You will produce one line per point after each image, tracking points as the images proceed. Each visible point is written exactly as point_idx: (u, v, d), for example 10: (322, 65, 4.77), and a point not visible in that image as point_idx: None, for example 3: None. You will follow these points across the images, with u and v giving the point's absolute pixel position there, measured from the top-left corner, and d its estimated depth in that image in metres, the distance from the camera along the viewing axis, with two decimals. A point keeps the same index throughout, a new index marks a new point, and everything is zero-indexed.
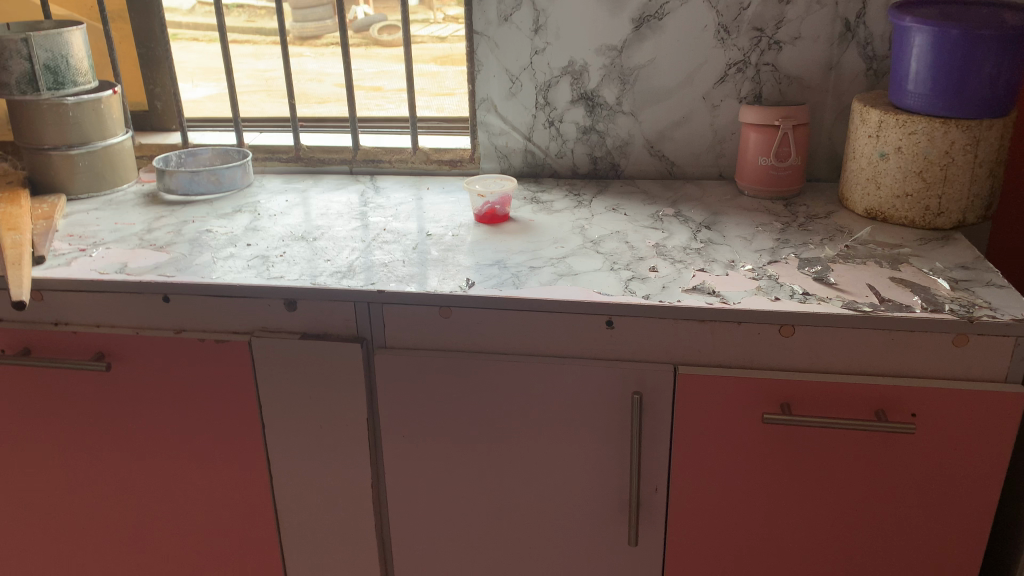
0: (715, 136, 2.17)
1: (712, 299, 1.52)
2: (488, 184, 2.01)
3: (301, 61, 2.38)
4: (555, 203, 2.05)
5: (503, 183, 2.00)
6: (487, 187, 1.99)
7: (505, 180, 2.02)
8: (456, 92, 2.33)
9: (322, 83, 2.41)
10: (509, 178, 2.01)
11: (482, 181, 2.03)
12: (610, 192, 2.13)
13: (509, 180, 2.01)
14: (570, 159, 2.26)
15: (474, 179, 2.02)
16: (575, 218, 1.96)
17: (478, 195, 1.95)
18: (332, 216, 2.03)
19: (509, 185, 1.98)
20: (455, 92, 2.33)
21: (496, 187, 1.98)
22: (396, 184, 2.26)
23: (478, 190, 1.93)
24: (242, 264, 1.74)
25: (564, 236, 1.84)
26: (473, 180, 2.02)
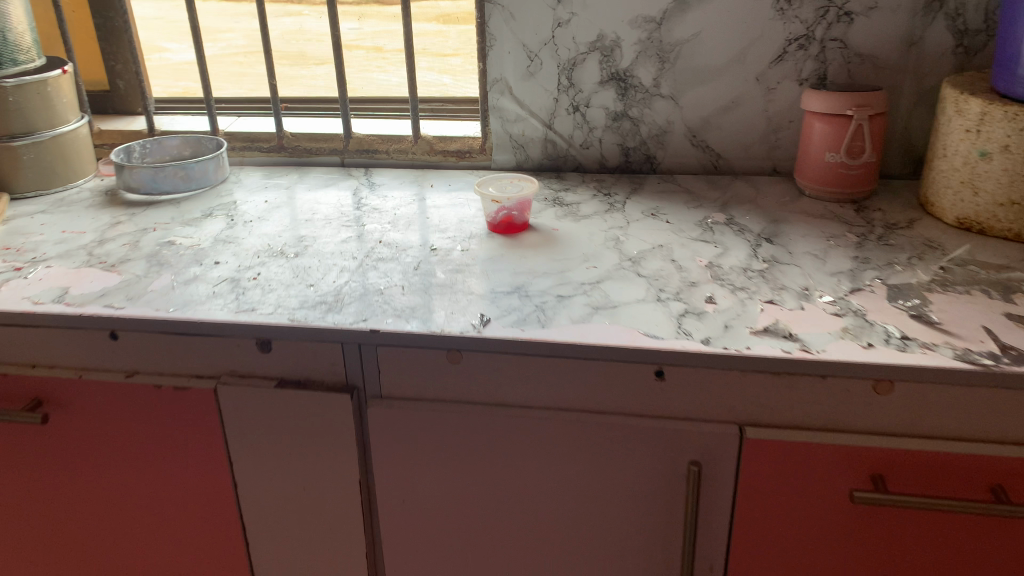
0: (769, 125, 1.85)
1: (789, 346, 1.22)
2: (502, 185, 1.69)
3: (300, 21, 2.00)
4: (583, 206, 1.74)
5: (524, 185, 1.68)
6: (502, 188, 1.66)
7: (524, 180, 1.69)
8: (460, 54, 1.97)
9: (322, 43, 2.02)
10: (529, 179, 1.68)
11: (496, 181, 1.71)
12: (646, 191, 1.81)
13: (529, 181, 1.68)
14: (598, 150, 1.94)
15: (487, 178, 1.69)
16: (608, 226, 1.65)
17: (489, 195, 1.63)
18: (317, 222, 1.72)
19: (530, 187, 1.66)
20: (460, 54, 1.97)
21: (514, 188, 1.66)
22: (395, 178, 1.95)
23: (491, 192, 1.60)
24: (207, 290, 1.43)
25: (597, 253, 1.53)
26: (486, 179, 1.70)
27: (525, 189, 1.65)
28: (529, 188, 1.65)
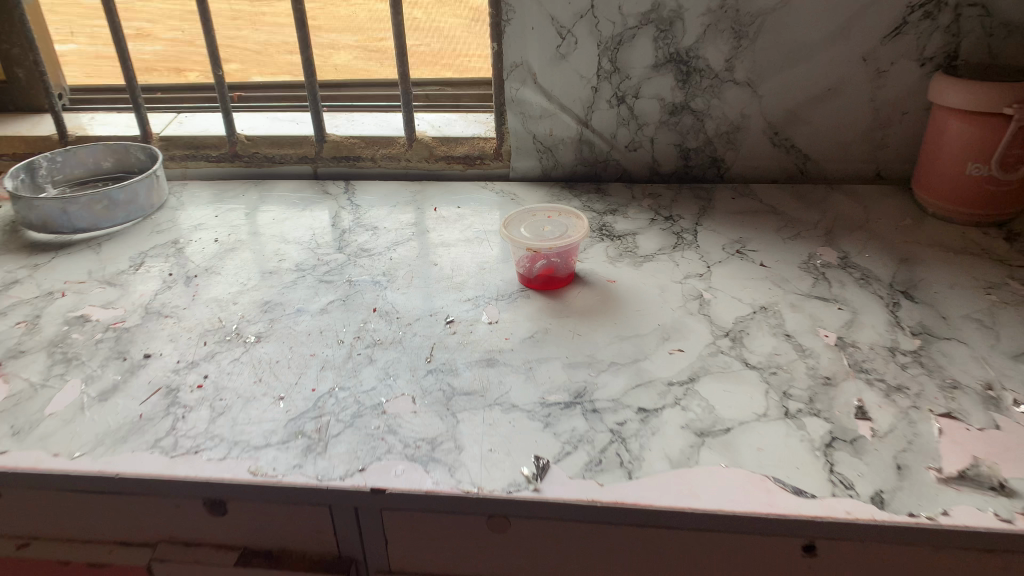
0: (875, 118, 1.41)
1: (1008, 509, 0.81)
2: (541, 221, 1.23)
3: None
4: (642, 241, 1.31)
5: (572, 221, 1.22)
6: (540, 227, 1.21)
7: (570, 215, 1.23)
8: None
9: None
10: (577, 213, 1.22)
11: (533, 213, 1.25)
12: (720, 212, 1.38)
13: (577, 216, 1.22)
14: (648, 153, 1.49)
15: (520, 209, 1.24)
16: (682, 273, 1.22)
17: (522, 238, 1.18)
18: (285, 273, 1.27)
19: (581, 226, 1.20)
20: None
21: (557, 228, 1.20)
22: (386, 195, 1.50)
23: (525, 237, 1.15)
24: (131, 412, 0.99)
25: (677, 325, 1.11)
26: (521, 211, 1.24)
27: (574, 230, 1.19)
28: (578, 229, 1.19)
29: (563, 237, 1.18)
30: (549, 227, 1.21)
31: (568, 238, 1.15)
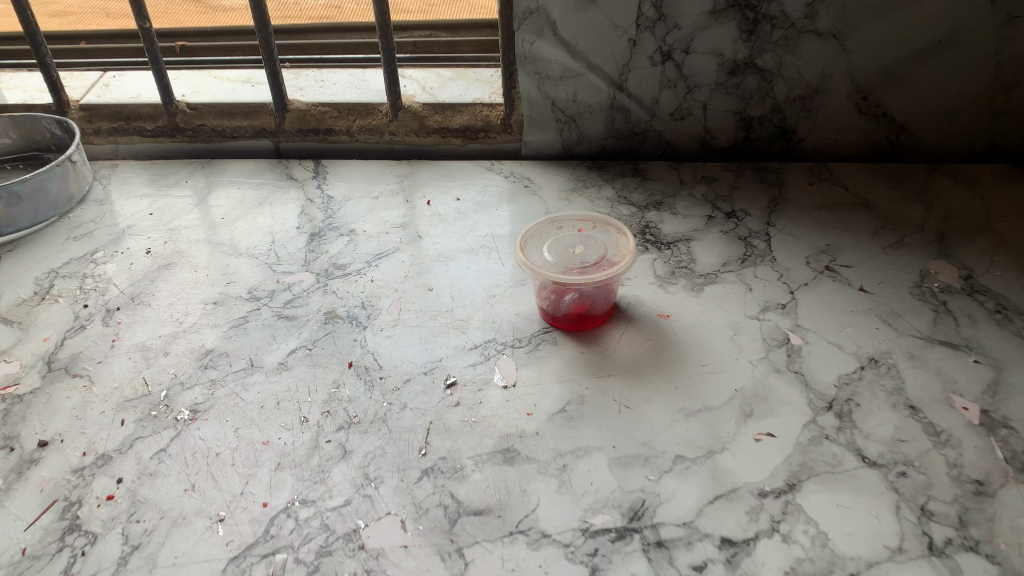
0: (999, 78, 1.07)
1: None
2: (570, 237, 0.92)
3: None
4: (699, 253, 1.00)
5: (612, 239, 0.91)
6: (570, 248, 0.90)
7: (608, 228, 0.92)
8: None
9: None
10: (618, 226, 0.91)
11: (559, 224, 0.94)
12: (796, 208, 1.07)
13: (618, 231, 0.91)
14: (699, 123, 1.16)
15: (542, 220, 0.93)
16: (757, 304, 0.92)
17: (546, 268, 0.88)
18: (234, 305, 0.97)
19: (624, 247, 0.89)
20: None
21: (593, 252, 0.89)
22: (366, 181, 1.18)
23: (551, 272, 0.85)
24: (12, 545, 0.71)
25: (760, 392, 0.82)
26: (542, 223, 0.93)
27: (614, 255, 0.88)
28: (621, 253, 0.88)
29: (601, 267, 0.87)
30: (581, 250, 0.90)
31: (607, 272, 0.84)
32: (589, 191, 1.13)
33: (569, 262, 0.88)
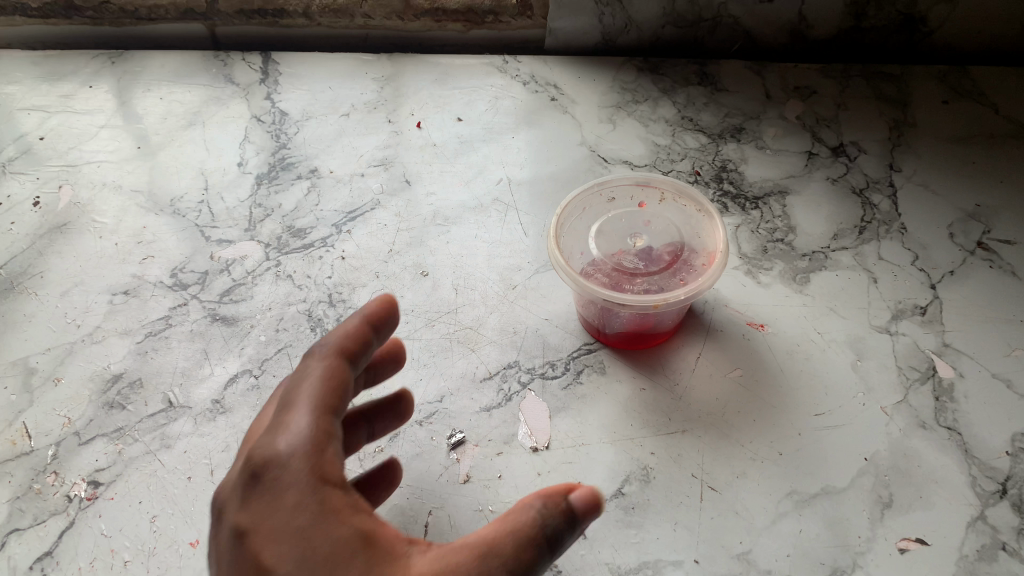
0: None
1: None
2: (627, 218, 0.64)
3: None
4: (797, 216, 0.72)
5: (689, 224, 0.63)
6: (630, 238, 0.63)
7: (683, 202, 0.64)
8: None
9: None
10: (699, 203, 0.62)
11: (609, 193, 0.65)
12: (926, 141, 0.77)
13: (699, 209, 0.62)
14: (794, 6, 0.81)
15: (586, 190, 0.64)
16: (885, 308, 0.66)
17: (598, 278, 0.60)
18: (151, 298, 0.69)
19: (709, 239, 0.61)
20: None
21: (663, 250, 0.62)
22: (332, 88, 0.86)
23: (609, 293, 0.57)
24: None
25: (900, 464, 0.58)
26: (585, 194, 0.64)
27: (696, 253, 0.61)
28: (707, 253, 0.60)
29: (679, 277, 0.60)
30: (647, 243, 0.62)
31: (691, 290, 0.57)
32: (639, 109, 0.82)
33: (630, 267, 0.61)
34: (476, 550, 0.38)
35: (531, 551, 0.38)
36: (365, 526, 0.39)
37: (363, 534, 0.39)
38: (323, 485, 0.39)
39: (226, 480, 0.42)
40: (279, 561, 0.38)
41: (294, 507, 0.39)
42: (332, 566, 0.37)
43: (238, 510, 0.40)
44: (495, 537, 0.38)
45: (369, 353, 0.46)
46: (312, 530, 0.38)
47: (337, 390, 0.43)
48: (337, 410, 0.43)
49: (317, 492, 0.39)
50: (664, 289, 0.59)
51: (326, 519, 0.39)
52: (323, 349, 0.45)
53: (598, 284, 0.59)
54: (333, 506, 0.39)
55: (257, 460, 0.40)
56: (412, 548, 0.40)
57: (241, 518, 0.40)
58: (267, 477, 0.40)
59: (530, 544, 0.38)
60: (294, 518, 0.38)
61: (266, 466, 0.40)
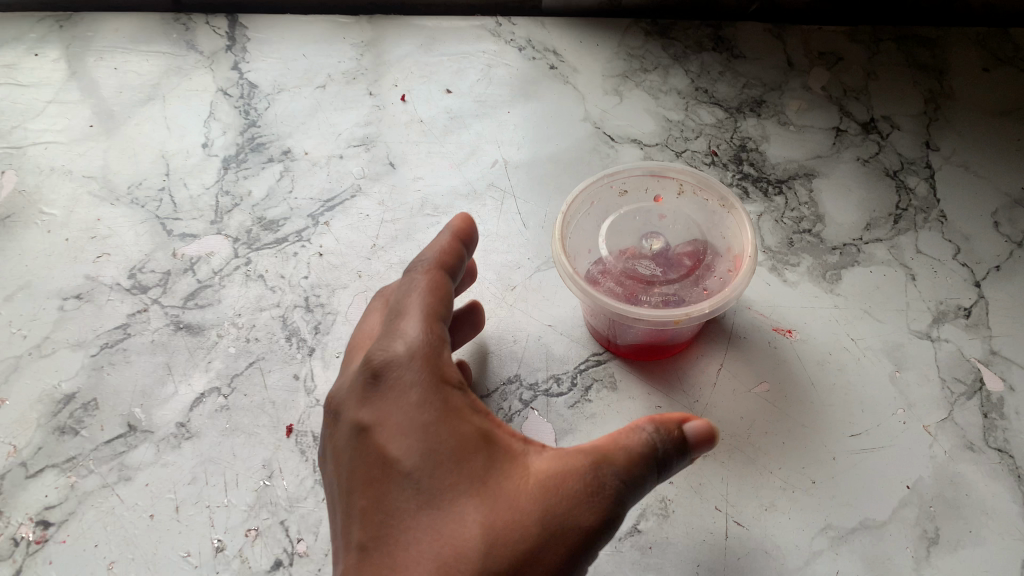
0: None
1: None
2: (643, 214, 0.57)
3: None
4: (826, 203, 0.65)
5: (712, 222, 0.56)
6: (644, 241, 0.56)
7: (705, 196, 0.56)
8: None
9: None
10: (724, 198, 0.55)
11: (621, 182, 0.57)
12: (965, 115, 0.70)
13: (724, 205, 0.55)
14: None
15: (595, 182, 0.56)
16: (925, 311, 0.59)
17: (610, 287, 0.54)
18: (107, 303, 0.62)
19: (735, 241, 0.54)
20: None
21: (684, 253, 0.55)
22: (307, 56, 0.77)
23: (625, 310, 0.51)
24: None
25: (946, 494, 0.52)
26: (594, 187, 0.56)
27: (721, 258, 0.54)
28: (734, 258, 0.53)
29: (702, 287, 0.53)
30: (665, 244, 0.55)
31: (719, 306, 0.50)
32: (648, 78, 0.74)
33: (647, 274, 0.54)
34: (593, 452, 0.39)
35: (649, 456, 0.39)
36: (485, 425, 0.41)
37: (483, 433, 0.41)
38: (441, 385, 0.41)
39: (341, 380, 0.44)
40: (404, 452, 0.40)
41: (419, 402, 0.40)
42: (455, 458, 0.39)
43: (357, 408, 0.42)
44: (611, 441, 0.40)
45: (464, 267, 0.48)
46: (435, 426, 0.40)
47: (444, 303, 0.45)
48: (444, 313, 0.45)
49: (439, 392, 0.41)
50: (686, 302, 0.53)
51: (447, 418, 0.40)
52: (422, 265, 0.46)
53: (611, 296, 0.53)
54: (453, 405, 0.41)
55: (374, 360, 0.42)
56: (530, 445, 0.41)
57: (361, 415, 0.42)
58: (388, 377, 0.41)
59: (644, 464, 0.39)
60: (416, 414, 0.40)
61: (386, 362, 0.42)
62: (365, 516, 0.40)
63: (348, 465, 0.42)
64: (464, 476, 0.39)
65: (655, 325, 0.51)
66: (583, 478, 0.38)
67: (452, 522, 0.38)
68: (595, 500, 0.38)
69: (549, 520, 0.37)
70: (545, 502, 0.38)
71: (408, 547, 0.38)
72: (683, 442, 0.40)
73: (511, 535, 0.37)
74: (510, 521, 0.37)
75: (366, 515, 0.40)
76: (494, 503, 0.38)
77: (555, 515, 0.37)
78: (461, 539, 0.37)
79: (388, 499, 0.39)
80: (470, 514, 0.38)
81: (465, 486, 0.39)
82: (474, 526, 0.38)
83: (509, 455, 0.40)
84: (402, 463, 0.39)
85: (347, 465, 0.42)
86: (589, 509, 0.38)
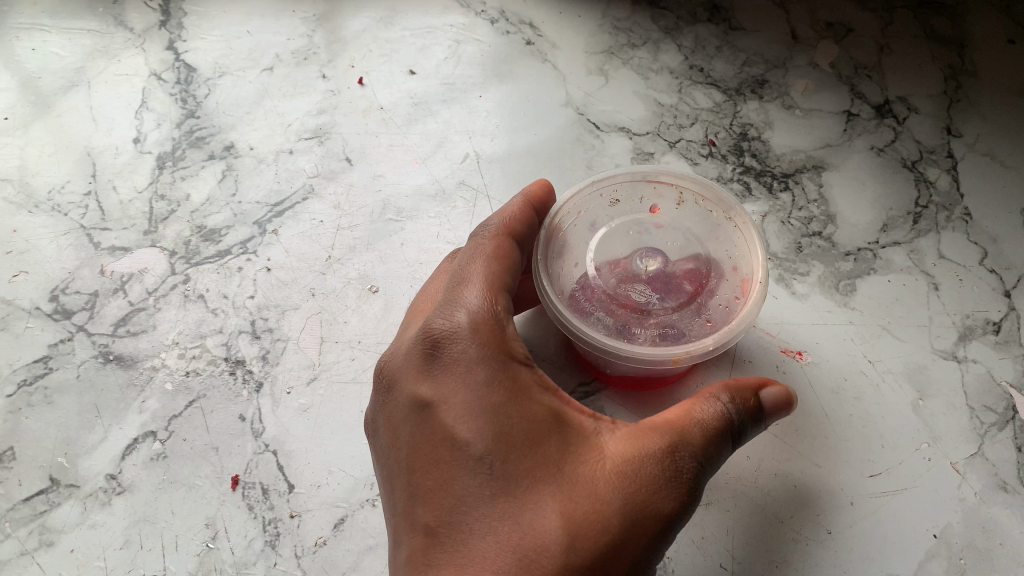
0: None
1: None
2: (635, 229, 0.49)
3: None
4: (837, 201, 0.59)
5: (714, 238, 0.48)
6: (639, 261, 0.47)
7: (706, 207, 0.49)
8: None
9: None
10: (734, 213, 0.48)
11: (612, 192, 0.50)
12: (989, 95, 0.63)
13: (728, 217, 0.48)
14: None
15: (581, 190, 0.49)
16: (950, 327, 0.53)
17: (600, 317, 0.46)
18: (25, 331, 0.54)
19: (743, 260, 0.47)
20: None
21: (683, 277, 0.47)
22: (252, 32, 0.68)
23: (616, 345, 0.43)
24: None
25: (976, 544, 0.46)
26: (579, 197, 0.49)
27: (726, 281, 0.47)
28: (741, 281, 0.46)
29: (705, 316, 0.45)
30: (663, 264, 0.47)
31: (725, 337, 0.43)
32: (637, 55, 0.66)
33: (641, 301, 0.46)
34: (669, 429, 0.39)
35: (719, 436, 0.39)
36: (555, 405, 0.40)
37: (555, 414, 0.39)
38: (510, 362, 0.40)
39: (397, 348, 0.42)
40: (476, 436, 0.38)
41: (488, 383, 0.39)
42: (528, 439, 0.38)
43: (418, 382, 0.40)
44: (679, 420, 0.39)
45: (533, 233, 0.48)
46: (506, 407, 0.38)
47: (510, 273, 0.44)
48: (508, 285, 0.43)
49: (508, 371, 0.39)
50: (687, 334, 0.45)
51: (517, 398, 0.39)
52: (492, 229, 0.46)
53: (600, 328, 0.45)
54: (523, 384, 0.39)
55: (437, 332, 0.40)
56: (601, 424, 0.40)
57: (424, 390, 0.40)
58: (452, 353, 0.40)
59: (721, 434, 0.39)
60: (485, 393, 0.38)
61: (451, 340, 0.40)
62: (431, 498, 0.38)
63: (408, 441, 0.40)
64: (539, 460, 0.37)
65: (650, 363, 0.43)
66: (660, 460, 0.37)
67: (529, 508, 0.37)
68: (673, 484, 0.37)
69: (629, 507, 0.36)
70: (623, 486, 0.37)
71: (481, 533, 0.37)
72: (745, 416, 0.41)
73: (592, 523, 0.36)
74: (589, 507, 0.36)
75: (433, 495, 0.38)
76: (573, 490, 0.37)
77: (634, 501, 0.36)
78: (540, 526, 0.36)
79: (456, 481, 0.38)
80: (548, 503, 0.36)
81: (541, 472, 0.37)
82: (553, 513, 0.36)
83: (583, 436, 0.39)
84: (473, 447, 0.37)
85: (406, 442, 0.40)
86: (668, 493, 0.37)
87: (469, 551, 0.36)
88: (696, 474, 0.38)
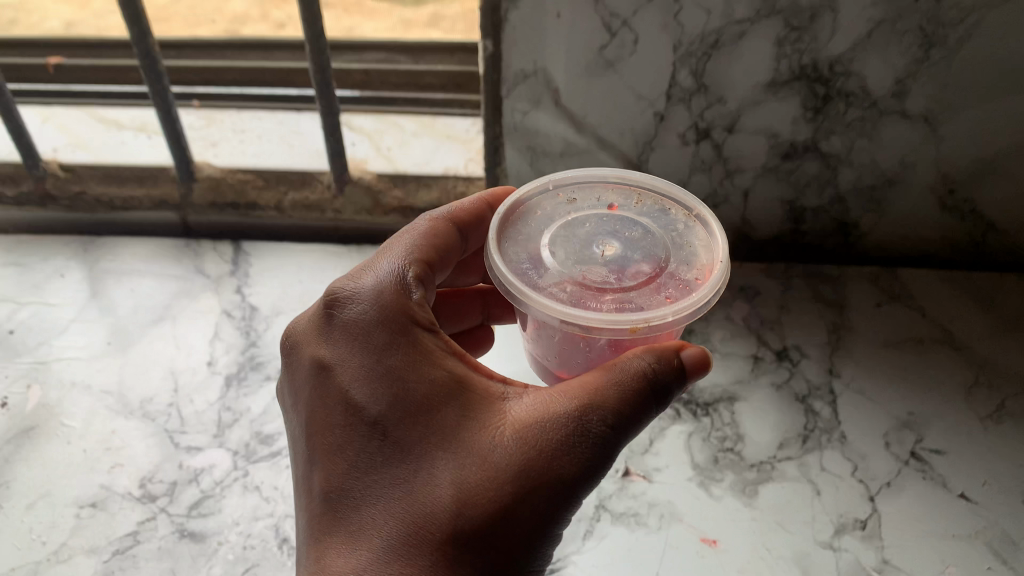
0: None
1: None
2: (595, 220, 0.61)
3: None
4: (745, 423, 0.77)
5: (674, 228, 0.61)
6: (598, 246, 0.59)
7: (666, 208, 0.63)
8: None
9: None
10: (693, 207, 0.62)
11: (572, 196, 0.63)
12: (861, 344, 0.84)
13: (686, 215, 0.62)
14: (738, 212, 0.89)
15: (535, 189, 0.63)
16: (829, 522, 0.70)
17: (555, 292, 0.55)
18: (119, 511, 0.70)
19: (696, 254, 0.59)
20: None
21: (643, 253, 0.58)
22: (303, 281, 0.90)
23: (574, 314, 0.53)
24: None
25: None
26: (533, 193, 0.63)
27: (686, 269, 0.57)
28: (698, 268, 0.57)
29: (664, 295, 0.55)
30: (620, 250, 0.58)
31: (681, 307, 0.54)
32: None
33: (599, 280, 0.56)
34: (580, 400, 0.50)
35: (632, 397, 0.50)
36: (453, 369, 0.52)
37: (452, 377, 0.52)
38: (413, 327, 0.53)
39: (313, 318, 0.56)
40: (375, 403, 0.50)
41: (392, 357, 0.52)
42: (425, 399, 0.51)
43: (329, 351, 0.53)
44: (596, 385, 0.50)
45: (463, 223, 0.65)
46: (404, 375, 0.51)
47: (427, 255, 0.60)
48: (421, 257, 0.59)
49: (411, 343, 0.53)
50: (646, 306, 0.54)
51: (417, 368, 0.52)
52: (423, 222, 0.63)
53: (563, 296, 0.55)
54: (425, 349, 0.53)
55: (348, 306, 0.54)
56: (498, 390, 0.53)
57: (334, 359, 0.53)
58: (361, 331, 0.53)
59: (641, 394, 0.50)
60: (386, 361, 0.52)
61: (359, 316, 0.54)
62: (334, 458, 0.50)
63: (319, 400, 0.52)
64: (431, 426, 0.50)
65: (613, 328, 0.53)
66: (555, 421, 0.49)
67: (421, 471, 0.49)
68: (578, 446, 0.48)
69: (519, 463, 0.48)
70: (525, 454, 0.48)
71: (376, 494, 0.49)
72: (666, 379, 0.51)
73: (480, 481, 0.48)
74: (481, 470, 0.48)
75: (331, 455, 0.51)
76: (461, 454, 0.49)
77: (525, 460, 0.48)
78: (430, 488, 0.48)
79: (357, 448, 0.50)
80: (438, 464, 0.49)
81: (433, 439, 0.50)
82: (444, 476, 0.48)
83: (481, 397, 0.52)
84: (373, 414, 0.50)
85: (316, 402, 0.52)
86: (568, 461, 0.48)
87: (365, 510, 0.49)
88: (605, 437, 0.49)
